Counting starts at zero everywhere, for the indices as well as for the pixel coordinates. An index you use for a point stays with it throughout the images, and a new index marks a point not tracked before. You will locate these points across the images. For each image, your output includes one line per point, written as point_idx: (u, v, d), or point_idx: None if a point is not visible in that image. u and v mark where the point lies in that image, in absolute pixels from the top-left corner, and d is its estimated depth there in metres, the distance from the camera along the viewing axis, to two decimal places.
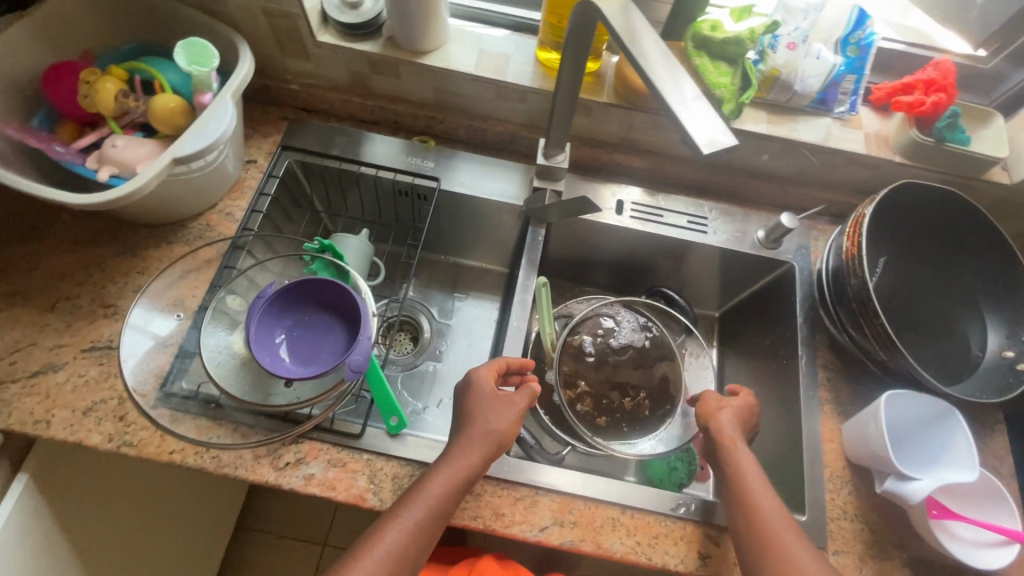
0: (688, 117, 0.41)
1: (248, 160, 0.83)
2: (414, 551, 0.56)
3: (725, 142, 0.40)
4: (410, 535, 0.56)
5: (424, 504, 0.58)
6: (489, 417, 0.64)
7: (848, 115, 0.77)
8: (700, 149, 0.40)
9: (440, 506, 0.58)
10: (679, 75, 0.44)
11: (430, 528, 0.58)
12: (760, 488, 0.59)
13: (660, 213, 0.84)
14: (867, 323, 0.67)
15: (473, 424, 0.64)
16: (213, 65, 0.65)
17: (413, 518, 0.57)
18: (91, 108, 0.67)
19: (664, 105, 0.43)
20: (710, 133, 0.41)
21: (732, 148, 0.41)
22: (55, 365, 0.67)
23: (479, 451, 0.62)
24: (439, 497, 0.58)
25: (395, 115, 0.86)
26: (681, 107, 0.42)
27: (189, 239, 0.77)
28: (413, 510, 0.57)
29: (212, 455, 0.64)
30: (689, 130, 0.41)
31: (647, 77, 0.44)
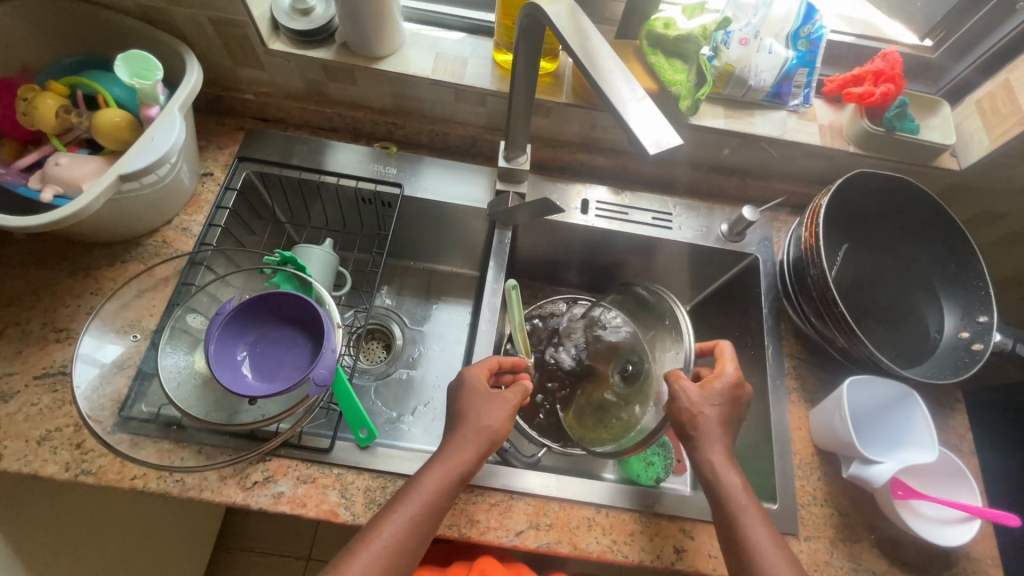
0: (633, 119, 0.41)
1: (204, 173, 0.81)
2: (409, 547, 0.56)
3: (670, 142, 0.40)
4: (406, 529, 0.56)
5: (420, 500, 0.58)
6: (483, 413, 0.63)
7: (803, 107, 0.78)
8: (646, 151, 0.40)
9: (435, 502, 0.58)
10: (626, 77, 0.44)
11: (425, 524, 0.57)
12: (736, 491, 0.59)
13: (625, 211, 0.85)
14: (828, 311, 0.68)
15: (468, 419, 0.63)
16: (157, 78, 0.64)
17: (409, 515, 0.57)
18: (31, 125, 0.64)
19: (610, 107, 0.43)
20: (656, 134, 0.41)
21: (678, 148, 0.41)
22: (5, 394, 0.65)
23: (474, 448, 0.61)
24: (435, 494, 0.58)
25: (354, 122, 0.84)
26: (627, 109, 0.42)
27: (145, 257, 0.75)
28: (409, 507, 0.57)
29: (175, 479, 0.62)
30: (635, 132, 0.41)
31: (595, 79, 0.44)
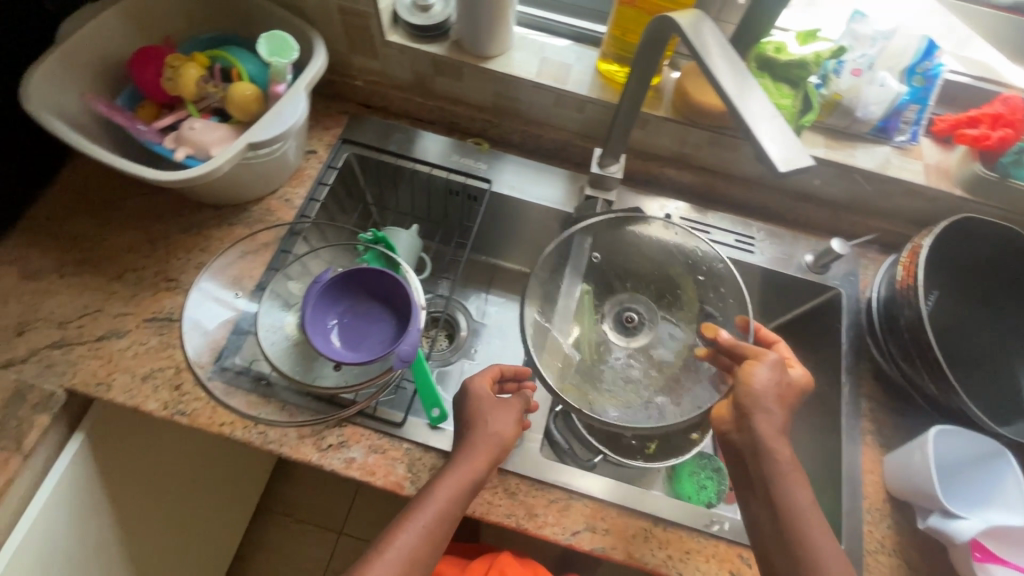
0: (764, 136, 0.42)
1: (308, 150, 0.86)
2: (424, 555, 0.58)
3: (801, 161, 0.41)
4: (421, 538, 0.58)
5: (432, 509, 0.59)
6: (490, 424, 0.65)
7: (908, 144, 0.76)
8: (776, 168, 0.40)
9: (448, 510, 0.60)
10: (754, 94, 0.45)
11: (439, 532, 0.59)
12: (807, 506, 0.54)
13: (707, 229, 0.84)
14: (919, 354, 0.66)
15: (475, 430, 0.64)
16: (291, 58, 0.69)
17: (423, 523, 0.59)
18: (173, 90, 0.70)
19: (738, 121, 0.44)
20: (786, 152, 0.41)
21: (807, 169, 0.42)
22: (118, 332, 0.71)
23: (484, 455, 0.62)
24: (446, 503, 0.60)
25: (453, 116, 0.88)
26: (757, 127, 0.43)
27: (250, 222, 0.80)
28: (422, 515, 0.59)
29: (258, 431, 0.66)
30: (764, 149, 0.42)
31: (724, 93, 0.46)
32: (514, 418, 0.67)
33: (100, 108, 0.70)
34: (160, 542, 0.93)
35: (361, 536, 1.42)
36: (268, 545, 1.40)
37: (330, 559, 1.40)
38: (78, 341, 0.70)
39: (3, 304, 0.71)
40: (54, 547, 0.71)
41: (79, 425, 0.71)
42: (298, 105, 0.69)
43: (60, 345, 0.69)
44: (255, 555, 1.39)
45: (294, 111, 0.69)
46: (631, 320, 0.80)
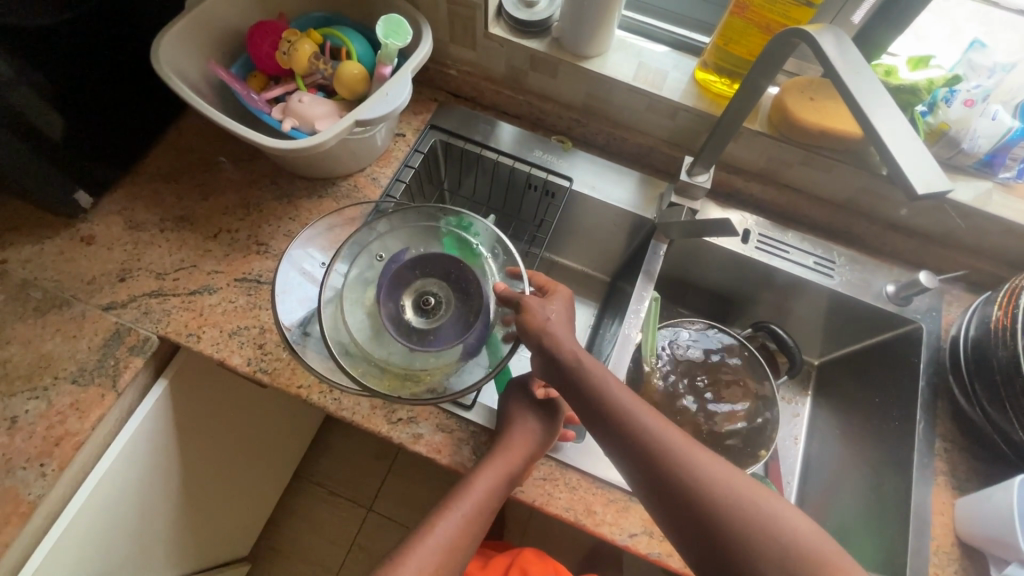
0: (901, 156, 0.41)
1: (398, 133, 0.88)
2: (461, 547, 0.61)
3: (939, 185, 0.40)
4: (460, 528, 0.62)
5: (467, 504, 0.62)
6: (524, 424, 0.66)
7: (1012, 182, 0.74)
8: (914, 190, 0.40)
9: (484, 505, 0.63)
10: (893, 110, 0.44)
11: (476, 522, 0.63)
12: (636, 403, 0.58)
13: (786, 249, 0.83)
14: (1010, 400, 0.64)
15: (510, 429, 0.65)
16: (404, 42, 0.70)
17: (460, 517, 0.62)
18: (286, 64, 0.74)
19: (874, 139, 0.43)
20: (925, 174, 0.41)
21: (943, 194, 0.41)
22: (210, 288, 0.74)
23: (520, 451, 0.63)
24: (482, 498, 0.62)
25: (540, 112, 0.89)
26: (895, 147, 0.42)
27: (337, 196, 0.83)
28: (461, 509, 0.62)
29: (334, 397, 0.69)
30: (902, 170, 0.41)
31: (860, 110, 0.44)
32: (552, 416, 0.68)
33: (220, 74, 0.73)
34: (211, 493, 0.98)
35: (389, 515, 1.45)
36: (300, 511, 1.44)
37: (357, 532, 1.43)
38: (172, 293, 0.74)
39: (109, 250, 0.75)
40: (128, 483, 0.75)
41: (164, 371, 0.75)
42: (404, 88, 0.70)
43: (157, 294, 0.73)
44: (287, 519, 1.43)
45: (400, 93, 0.70)
46: (431, 303, 0.69)
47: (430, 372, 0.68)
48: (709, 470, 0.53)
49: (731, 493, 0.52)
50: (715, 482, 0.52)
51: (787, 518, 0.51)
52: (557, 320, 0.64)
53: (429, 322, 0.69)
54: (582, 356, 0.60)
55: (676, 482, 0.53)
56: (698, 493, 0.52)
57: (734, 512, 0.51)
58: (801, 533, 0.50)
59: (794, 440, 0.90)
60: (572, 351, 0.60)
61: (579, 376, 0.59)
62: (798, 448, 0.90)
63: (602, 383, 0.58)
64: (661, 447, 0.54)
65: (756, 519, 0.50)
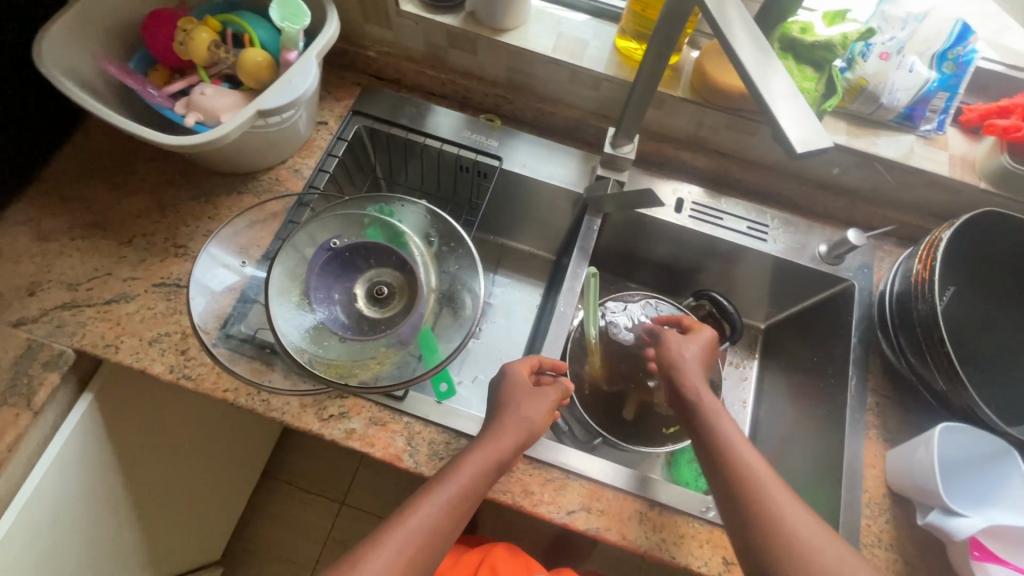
0: (783, 115, 0.41)
1: (319, 121, 0.85)
2: (444, 533, 0.56)
3: (819, 143, 0.40)
4: (444, 512, 0.57)
5: (458, 486, 0.58)
6: (521, 409, 0.64)
7: (933, 134, 0.74)
8: (793, 149, 0.40)
9: (472, 489, 0.59)
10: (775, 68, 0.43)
11: (462, 508, 0.58)
12: (743, 443, 0.59)
13: (719, 215, 0.83)
14: (930, 351, 0.65)
15: (506, 415, 0.64)
16: (304, 24, 0.67)
17: (447, 499, 0.57)
18: (185, 55, 0.70)
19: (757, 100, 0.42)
20: (805, 133, 0.41)
21: (826, 150, 0.41)
22: (127, 296, 0.72)
23: (511, 438, 0.62)
24: (470, 481, 0.59)
25: (465, 91, 0.86)
26: (778, 106, 0.41)
27: (258, 191, 0.80)
28: (449, 490, 0.58)
29: (262, 399, 0.67)
30: (784, 130, 0.41)
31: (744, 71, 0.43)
32: (554, 402, 0.67)
33: (111, 70, 0.68)
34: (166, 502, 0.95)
35: (363, 507, 1.45)
36: (271, 511, 1.43)
37: (331, 527, 1.43)
38: (87, 304, 0.71)
39: (15, 263, 0.72)
40: (64, 501, 0.73)
41: (88, 385, 0.73)
42: (309, 73, 0.67)
43: (70, 306, 0.70)
44: (258, 520, 1.42)
45: (305, 78, 0.67)
46: (385, 291, 0.67)
47: (374, 361, 0.65)
48: (793, 516, 0.54)
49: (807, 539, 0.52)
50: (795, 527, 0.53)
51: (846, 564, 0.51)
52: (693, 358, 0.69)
53: (382, 312, 0.67)
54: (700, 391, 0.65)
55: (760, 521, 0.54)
56: (773, 534, 0.53)
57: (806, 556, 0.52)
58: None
59: (743, 403, 0.89)
60: (694, 389, 0.65)
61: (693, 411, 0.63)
62: (747, 412, 0.89)
63: (714, 425, 0.61)
64: (752, 489, 0.55)
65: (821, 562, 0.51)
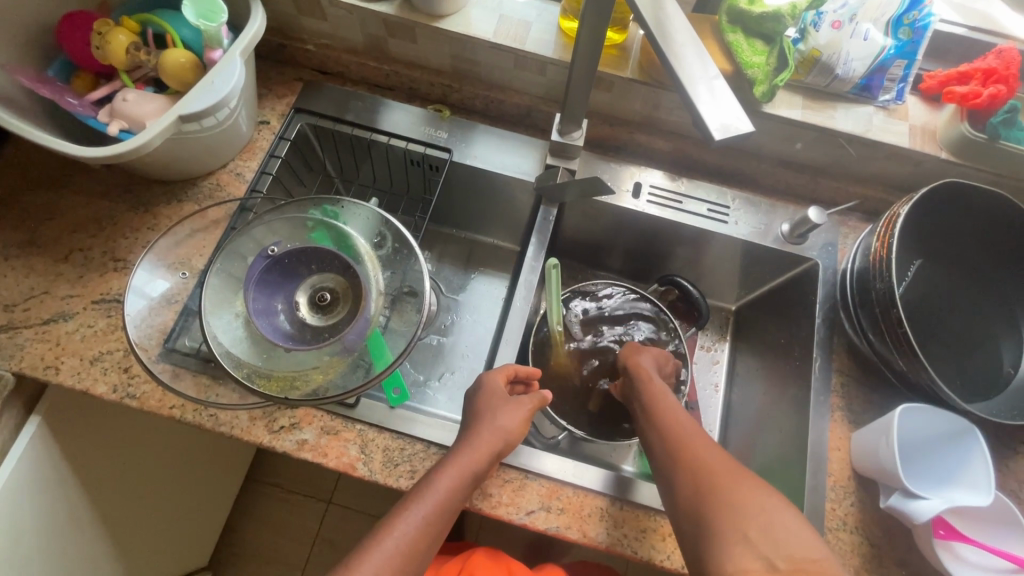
0: (701, 103, 0.41)
1: (261, 121, 0.82)
2: (419, 552, 0.54)
3: (739, 127, 0.40)
4: (419, 531, 0.55)
5: (433, 502, 0.56)
6: (498, 418, 0.62)
7: (893, 104, 0.71)
8: (710, 136, 0.40)
9: (448, 505, 0.57)
10: (702, 51, 0.43)
11: (436, 525, 0.56)
12: (679, 414, 0.60)
13: (679, 199, 0.80)
14: (888, 329, 0.63)
15: (481, 424, 0.62)
16: (222, 21, 0.64)
17: (422, 517, 0.55)
18: (104, 59, 0.66)
19: (681, 84, 0.42)
20: (725, 118, 0.41)
21: (747, 135, 0.41)
22: (66, 314, 0.69)
23: (486, 449, 0.60)
24: (445, 498, 0.57)
25: (411, 81, 0.83)
26: (694, 91, 0.42)
27: (199, 198, 0.77)
28: (424, 506, 0.56)
29: (210, 413, 0.65)
30: (703, 119, 0.41)
31: (669, 56, 0.43)
32: (532, 407, 0.65)
33: (24, 80, 0.64)
34: (145, 522, 0.94)
35: (350, 506, 1.45)
36: (258, 516, 1.42)
37: (319, 527, 1.43)
38: (24, 325, 0.68)
39: None
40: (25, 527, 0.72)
41: (34, 409, 0.70)
42: (234, 73, 0.64)
43: (6, 328, 0.67)
44: (245, 526, 1.42)
45: (229, 79, 0.64)
46: (328, 298, 0.64)
47: (318, 372, 0.63)
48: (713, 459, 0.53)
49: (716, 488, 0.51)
50: (702, 477, 0.52)
51: (746, 519, 0.48)
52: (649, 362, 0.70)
53: (325, 320, 0.64)
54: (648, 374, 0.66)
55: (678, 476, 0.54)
56: (683, 483, 0.53)
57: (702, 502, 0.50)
58: (747, 534, 0.47)
59: (715, 387, 0.88)
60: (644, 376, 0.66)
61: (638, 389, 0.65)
62: (719, 396, 0.88)
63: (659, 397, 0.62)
64: (678, 436, 0.56)
65: (718, 509, 0.49)
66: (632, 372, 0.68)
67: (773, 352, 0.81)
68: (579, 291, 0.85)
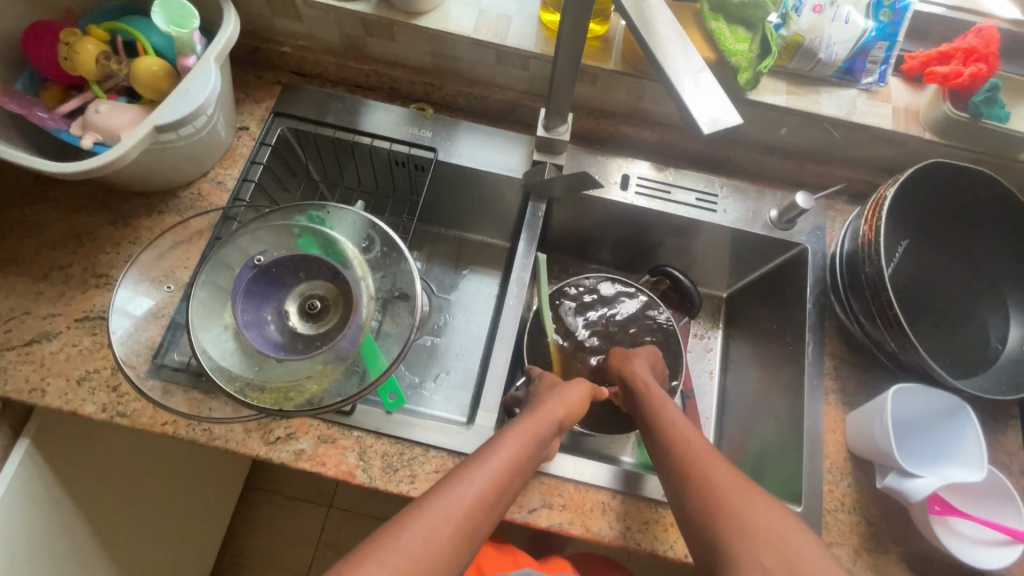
0: (690, 96, 0.41)
1: (240, 127, 0.80)
2: (476, 523, 0.49)
3: (728, 121, 0.40)
4: (482, 496, 0.50)
5: (494, 470, 0.52)
6: (555, 402, 0.61)
7: (876, 87, 0.71)
8: (700, 131, 0.39)
9: (508, 477, 0.52)
10: (685, 42, 0.43)
11: (494, 499, 0.50)
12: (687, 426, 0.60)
13: (668, 189, 0.80)
14: (879, 312, 0.64)
15: (538, 407, 0.60)
16: (194, 26, 0.62)
17: (482, 485, 0.50)
18: (72, 70, 0.64)
19: (667, 80, 0.41)
20: (712, 112, 0.40)
21: (736, 128, 0.40)
22: (49, 334, 0.67)
23: (551, 424, 0.58)
24: (506, 470, 0.52)
25: (391, 81, 0.82)
26: (680, 86, 0.41)
27: (180, 209, 0.75)
28: (485, 473, 0.51)
29: (204, 428, 0.64)
30: (692, 114, 0.40)
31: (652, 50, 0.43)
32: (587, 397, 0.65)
33: None
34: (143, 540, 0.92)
35: (351, 509, 1.44)
36: (258, 524, 1.41)
37: (321, 532, 1.42)
38: (6, 347, 0.66)
39: None
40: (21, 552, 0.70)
41: (22, 432, 0.68)
42: (208, 79, 0.63)
43: None
44: (245, 535, 1.40)
45: (205, 86, 0.62)
46: (318, 306, 0.63)
47: (311, 382, 0.62)
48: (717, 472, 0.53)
49: (725, 506, 0.51)
50: (710, 492, 0.52)
51: (755, 543, 0.48)
52: (643, 365, 0.70)
53: (315, 328, 0.63)
54: (646, 382, 0.66)
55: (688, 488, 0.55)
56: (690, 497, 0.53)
57: (711, 520, 0.51)
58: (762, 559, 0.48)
59: (709, 374, 0.88)
60: (643, 383, 0.66)
61: (639, 401, 0.65)
62: (714, 383, 0.88)
63: (660, 408, 0.62)
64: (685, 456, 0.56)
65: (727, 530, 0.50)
66: (630, 378, 0.68)
67: (766, 338, 0.82)
68: (571, 288, 0.85)
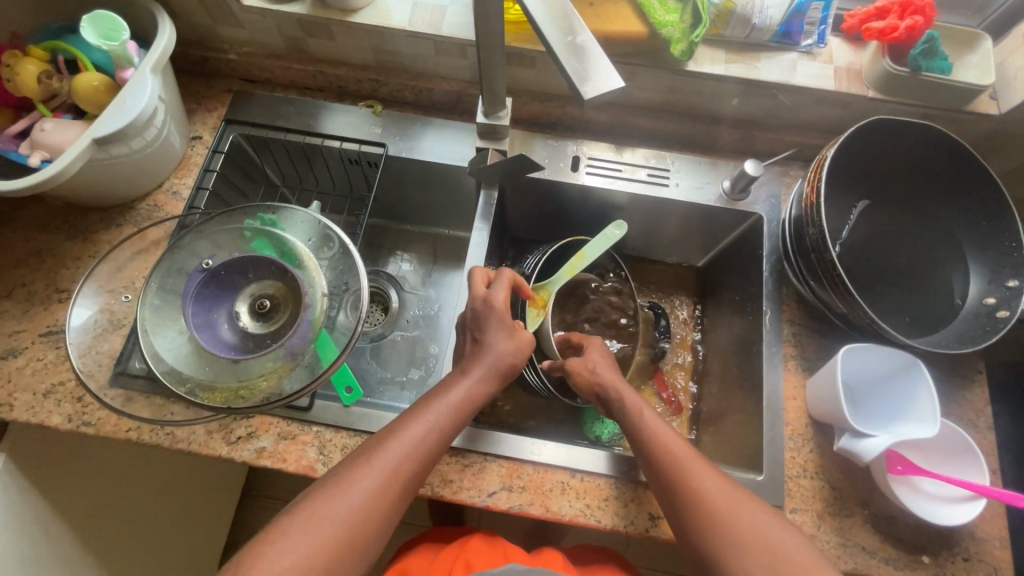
0: (579, 63, 0.42)
1: (193, 136, 0.81)
2: (361, 521, 0.50)
3: (609, 84, 0.42)
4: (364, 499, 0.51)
5: (380, 468, 0.52)
6: (446, 389, 0.58)
7: (816, 48, 0.71)
8: (580, 96, 0.41)
9: (401, 469, 0.53)
10: (564, 12, 0.44)
11: (379, 500, 0.51)
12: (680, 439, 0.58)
13: (619, 167, 0.80)
14: (825, 273, 0.63)
15: (435, 398, 0.58)
16: (125, 38, 0.63)
17: (364, 487, 0.51)
18: (17, 91, 0.66)
19: (550, 52, 0.43)
20: (596, 76, 0.42)
21: (618, 90, 0.42)
22: (15, 350, 0.68)
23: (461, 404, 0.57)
24: (393, 470, 0.52)
25: (338, 80, 0.83)
26: (562, 53, 0.42)
27: (138, 220, 0.77)
28: (368, 475, 0.52)
29: (166, 432, 0.66)
30: (576, 79, 0.42)
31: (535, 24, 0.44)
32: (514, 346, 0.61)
33: None
34: (135, 550, 0.94)
35: None
36: None
37: None
38: None
39: None
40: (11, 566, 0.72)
41: None
42: (145, 90, 0.64)
43: None
44: None
45: (141, 97, 0.64)
46: (267, 305, 0.65)
47: (264, 380, 0.63)
48: (711, 485, 0.53)
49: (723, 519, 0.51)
50: (705, 509, 0.52)
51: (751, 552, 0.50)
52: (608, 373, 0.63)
53: (266, 327, 0.65)
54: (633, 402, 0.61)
55: (675, 501, 0.54)
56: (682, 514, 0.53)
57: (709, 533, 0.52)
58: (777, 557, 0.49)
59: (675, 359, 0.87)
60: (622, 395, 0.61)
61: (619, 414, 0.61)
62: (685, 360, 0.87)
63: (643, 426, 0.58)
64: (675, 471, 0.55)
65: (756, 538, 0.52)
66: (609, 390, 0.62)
67: (730, 312, 0.81)
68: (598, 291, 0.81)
